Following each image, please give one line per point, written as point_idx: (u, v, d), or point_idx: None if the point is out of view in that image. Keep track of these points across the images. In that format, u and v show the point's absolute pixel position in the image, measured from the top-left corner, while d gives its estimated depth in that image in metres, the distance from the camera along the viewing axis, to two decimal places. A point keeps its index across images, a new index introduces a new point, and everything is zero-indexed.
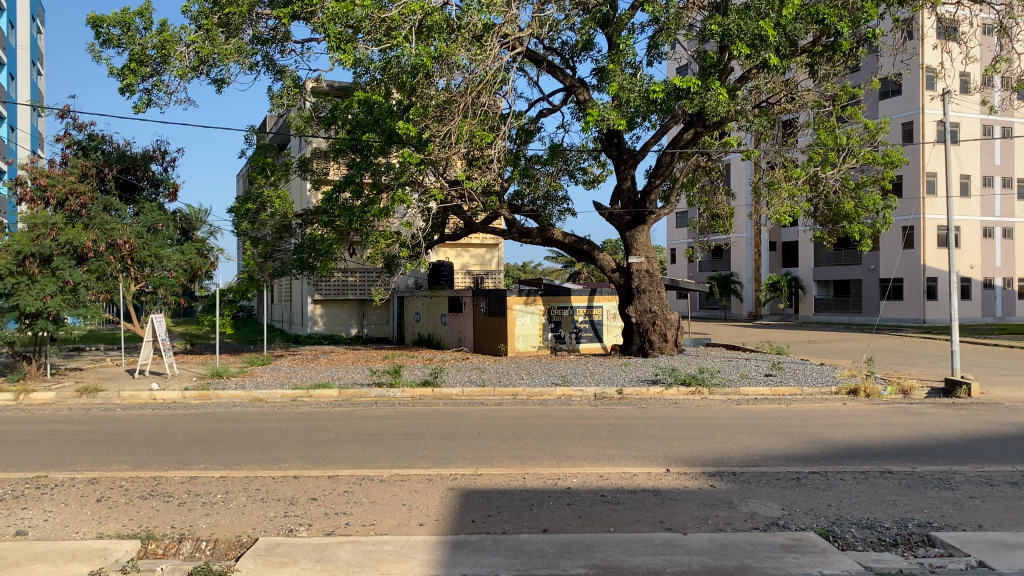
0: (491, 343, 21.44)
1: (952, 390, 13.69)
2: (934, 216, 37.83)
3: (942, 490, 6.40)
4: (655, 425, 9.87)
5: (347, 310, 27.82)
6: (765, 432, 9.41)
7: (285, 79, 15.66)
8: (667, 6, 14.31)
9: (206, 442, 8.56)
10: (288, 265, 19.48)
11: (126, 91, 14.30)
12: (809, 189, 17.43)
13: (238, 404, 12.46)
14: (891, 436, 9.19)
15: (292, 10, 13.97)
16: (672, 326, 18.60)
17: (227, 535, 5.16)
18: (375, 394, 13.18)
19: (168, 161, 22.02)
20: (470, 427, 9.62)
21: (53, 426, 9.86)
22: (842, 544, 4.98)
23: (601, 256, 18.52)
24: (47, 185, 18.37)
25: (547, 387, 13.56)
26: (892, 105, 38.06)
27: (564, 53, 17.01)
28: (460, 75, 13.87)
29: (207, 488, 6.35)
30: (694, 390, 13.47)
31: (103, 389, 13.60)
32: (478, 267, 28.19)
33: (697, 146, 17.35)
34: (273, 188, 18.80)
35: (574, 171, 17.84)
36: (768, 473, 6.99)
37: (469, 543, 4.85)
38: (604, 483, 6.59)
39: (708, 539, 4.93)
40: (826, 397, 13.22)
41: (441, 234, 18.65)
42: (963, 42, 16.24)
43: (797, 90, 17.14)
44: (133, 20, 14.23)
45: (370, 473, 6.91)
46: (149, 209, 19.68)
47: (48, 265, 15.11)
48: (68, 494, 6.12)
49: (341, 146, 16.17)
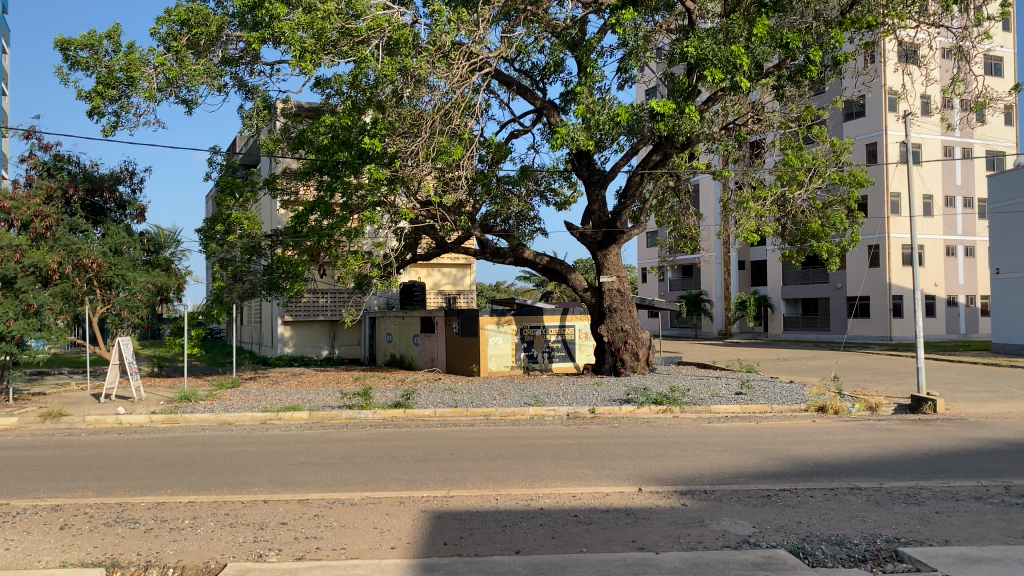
0: (464, 362, 21.39)
1: (919, 406, 13.89)
2: (898, 235, 38.67)
3: (909, 506, 6.48)
4: (628, 444, 9.91)
5: (317, 331, 27.59)
6: (735, 450, 9.49)
7: (255, 99, 15.59)
8: (635, 29, 14.47)
9: (174, 468, 8.43)
10: (258, 287, 19.21)
11: (93, 113, 14.11)
12: (776, 209, 17.71)
13: (206, 427, 12.26)
14: (860, 453, 9.27)
15: (261, 34, 13.90)
16: (644, 345, 18.74)
17: (195, 562, 5.07)
18: (346, 416, 13.06)
19: (136, 182, 21.74)
20: (442, 449, 9.58)
21: (15, 453, 9.62)
22: (813, 561, 5.02)
23: (573, 276, 18.59)
24: (9, 208, 17.63)
25: (520, 407, 13.54)
26: (857, 126, 38.93)
27: (534, 75, 17.20)
28: (429, 94, 13.84)
29: (174, 514, 6.24)
30: (665, 409, 13.52)
31: (67, 414, 13.32)
32: (450, 287, 28.19)
33: (666, 167, 17.51)
34: (242, 209, 18.46)
35: (545, 192, 18.12)
36: (739, 492, 7.03)
37: (441, 566, 4.81)
38: (577, 503, 6.58)
39: (680, 558, 4.94)
40: (795, 414, 13.34)
41: (413, 254, 18.55)
42: (922, 66, 16.57)
43: (764, 111, 17.43)
44: (100, 43, 14.13)
45: (341, 496, 6.83)
46: (114, 230, 19.34)
47: (10, 287, 15.00)
48: (29, 522, 5.97)
49: (309, 168, 16.11)
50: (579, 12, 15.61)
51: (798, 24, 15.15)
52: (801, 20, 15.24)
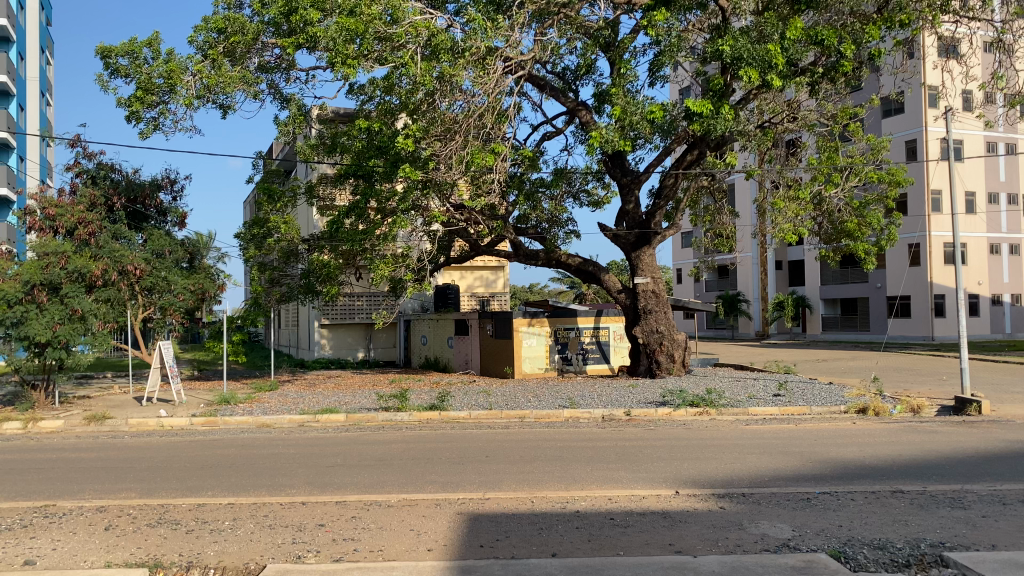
0: (498, 364, 21.41)
1: (963, 408, 13.59)
2: (939, 233, 37.87)
3: (954, 509, 6.35)
4: (665, 446, 9.84)
5: (353, 334, 27.87)
6: (774, 451, 9.41)
7: (291, 107, 15.78)
8: (668, 29, 14.37)
9: (214, 470, 8.55)
10: (296, 291, 19.44)
11: (132, 119, 14.42)
12: (813, 208, 17.44)
13: (246, 430, 12.44)
14: (902, 455, 9.11)
15: (296, 40, 14.06)
16: (680, 347, 18.62)
17: (236, 563, 5.14)
18: (382, 418, 13.15)
19: (177, 190, 22.13)
20: (478, 451, 9.61)
21: (61, 455, 9.85)
22: (855, 565, 4.94)
23: (608, 278, 18.50)
24: (55, 215, 18.34)
25: (555, 409, 13.53)
26: (895, 123, 38.26)
27: (566, 77, 17.17)
28: (462, 99, 13.88)
29: (215, 515, 6.34)
30: (701, 411, 13.38)
31: (112, 416, 13.61)
32: (483, 289, 28.27)
33: (700, 167, 17.36)
34: (280, 214, 18.68)
35: (578, 194, 18.12)
36: (778, 494, 6.95)
37: (477, 568, 4.82)
38: (614, 506, 6.54)
39: (718, 562, 4.88)
40: (835, 416, 13.13)
41: (446, 257, 18.65)
42: (963, 62, 16.22)
43: (799, 110, 17.19)
44: (140, 50, 14.42)
45: (378, 498, 6.88)
46: (155, 235, 19.79)
47: (57, 292, 15.23)
48: (75, 523, 6.11)
49: (344, 173, 16.26)
50: (611, 13, 15.57)
51: (832, 21, 14.97)
52: (836, 17, 15.03)
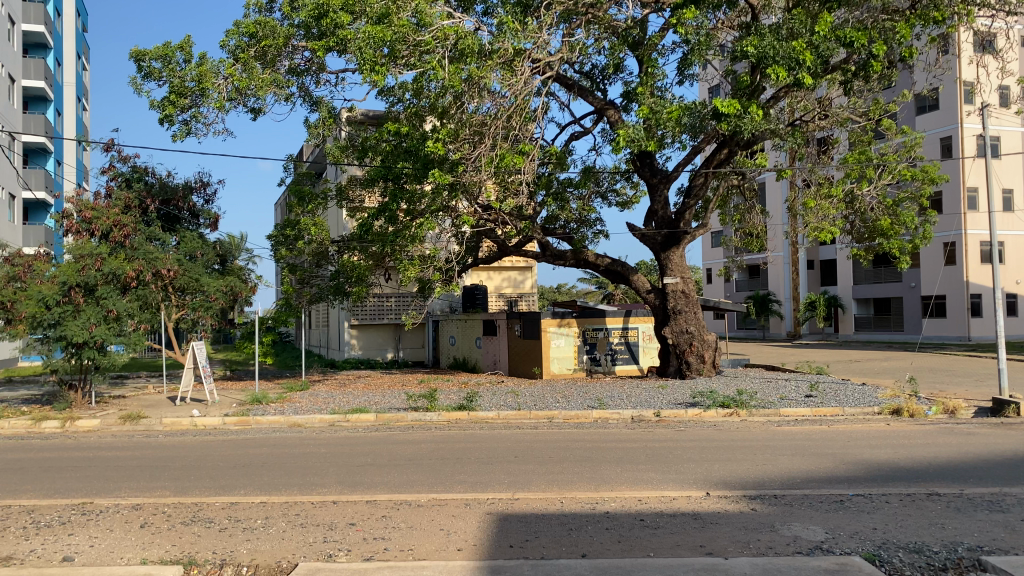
0: (527, 365, 21.41)
1: (1001, 409, 13.32)
2: (976, 232, 37.16)
3: (993, 513, 6.23)
4: (695, 447, 9.77)
5: (383, 335, 28.05)
6: (806, 453, 9.30)
7: (320, 109, 15.91)
8: (697, 28, 14.27)
9: (246, 469, 8.65)
10: (326, 292, 19.61)
11: (164, 122, 14.66)
12: (845, 206, 17.20)
13: (277, 430, 12.57)
14: (938, 457, 8.96)
15: (326, 42, 14.18)
16: (710, 347, 18.48)
17: (268, 561, 5.19)
18: (412, 418, 13.21)
19: (209, 192, 22.43)
20: (507, 451, 9.60)
21: (97, 453, 10.02)
22: (890, 569, 4.86)
23: (636, 278, 18.41)
24: (91, 218, 18.63)
25: (584, 410, 13.50)
26: (929, 120, 37.60)
27: (594, 77, 17.11)
28: (490, 101, 13.89)
29: (247, 513, 6.41)
30: (732, 412, 13.26)
31: (147, 416, 13.83)
32: (511, 290, 28.29)
33: (730, 165, 17.21)
34: (310, 215, 18.86)
35: (606, 193, 18.05)
36: (810, 496, 6.87)
37: (507, 568, 4.82)
38: (644, 507, 6.51)
39: (750, 564, 4.83)
40: (868, 417, 12.95)
41: (474, 258, 18.68)
42: (1001, 57, 15.89)
43: (831, 107, 16.95)
44: (173, 54, 14.63)
45: (408, 498, 6.92)
46: (188, 237, 20.11)
47: (93, 294, 15.30)
48: (112, 520, 6.22)
49: (374, 175, 16.38)
50: (639, 12, 15.50)
51: (865, 18, 14.77)
52: (869, 13, 14.82)
